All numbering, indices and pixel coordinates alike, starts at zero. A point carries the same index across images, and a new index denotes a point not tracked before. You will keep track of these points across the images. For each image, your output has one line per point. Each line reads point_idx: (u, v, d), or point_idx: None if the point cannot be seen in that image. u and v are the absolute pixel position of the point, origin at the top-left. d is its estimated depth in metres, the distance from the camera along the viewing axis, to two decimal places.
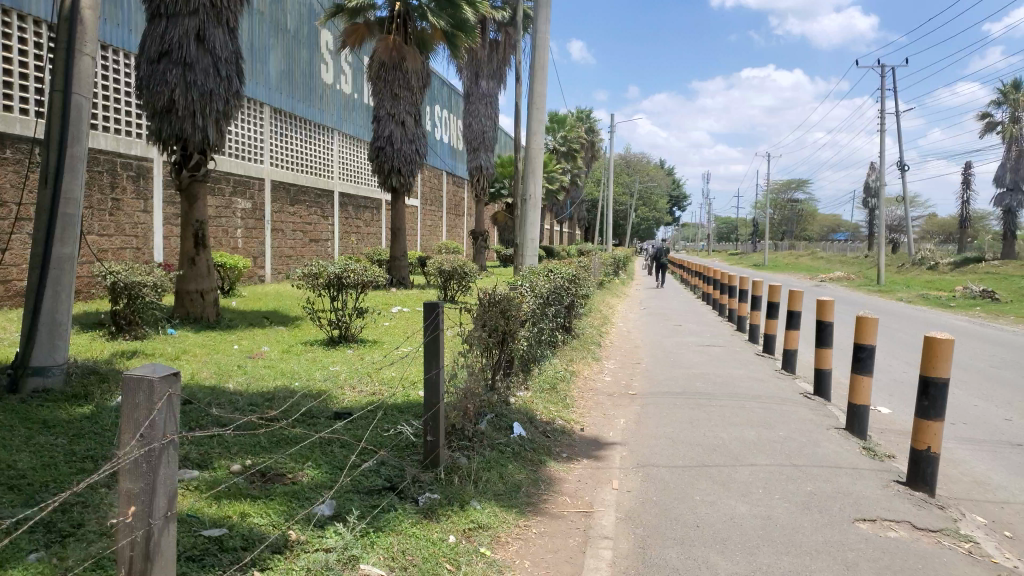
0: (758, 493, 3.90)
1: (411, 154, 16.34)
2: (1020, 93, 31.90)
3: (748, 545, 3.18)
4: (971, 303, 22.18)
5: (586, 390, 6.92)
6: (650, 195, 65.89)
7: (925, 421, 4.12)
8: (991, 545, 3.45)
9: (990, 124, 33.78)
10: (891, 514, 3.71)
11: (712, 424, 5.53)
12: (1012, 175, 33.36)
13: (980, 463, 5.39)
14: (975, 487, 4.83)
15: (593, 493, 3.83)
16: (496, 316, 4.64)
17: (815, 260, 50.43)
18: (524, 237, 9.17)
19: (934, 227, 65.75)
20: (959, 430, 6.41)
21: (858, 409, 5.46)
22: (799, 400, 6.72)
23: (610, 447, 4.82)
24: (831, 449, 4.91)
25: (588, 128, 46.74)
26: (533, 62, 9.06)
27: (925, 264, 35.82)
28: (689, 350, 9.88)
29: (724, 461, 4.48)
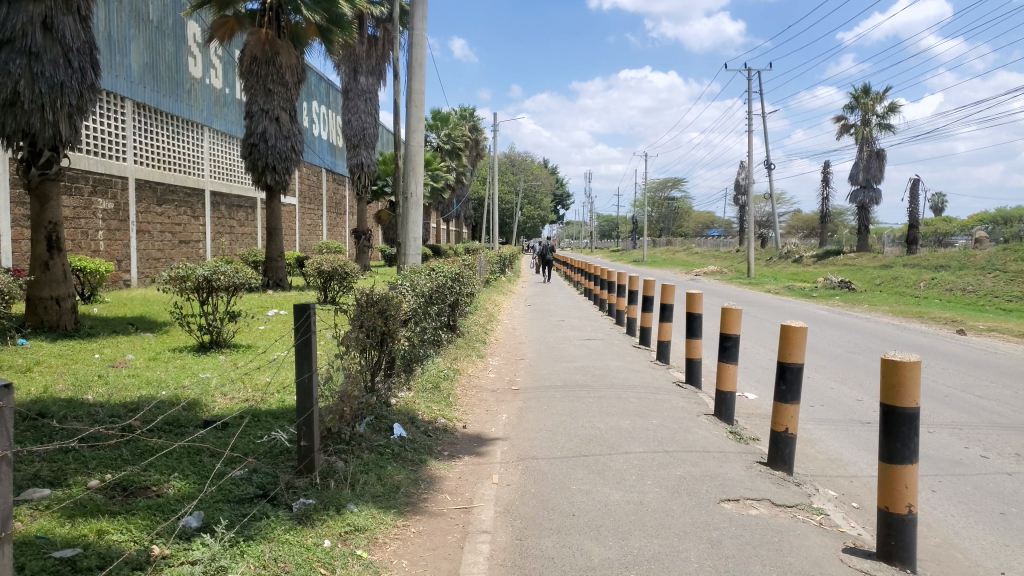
0: (631, 479, 4.06)
1: (286, 151, 15.84)
2: (869, 98, 34.52)
3: (620, 531, 3.31)
4: (831, 294, 23.83)
5: (470, 387, 6.97)
6: (535, 194, 66.98)
7: (782, 405, 4.38)
8: (838, 517, 3.75)
9: (845, 126, 36.39)
10: (753, 493, 3.96)
11: (590, 415, 5.71)
12: (864, 174, 36.10)
13: (833, 441, 5.83)
14: (829, 464, 5.21)
15: (474, 489, 3.87)
16: (374, 317, 4.59)
17: (692, 255, 52.90)
18: (406, 236, 9.11)
19: (797, 223, 70.16)
20: (816, 411, 6.90)
21: (725, 395, 5.77)
22: (672, 389, 7.02)
23: (491, 442, 4.89)
24: (701, 434, 5.18)
25: (472, 126, 47.03)
26: (410, 59, 9.02)
27: (791, 258, 38.27)
28: (570, 344, 10.11)
29: (601, 450, 4.64)
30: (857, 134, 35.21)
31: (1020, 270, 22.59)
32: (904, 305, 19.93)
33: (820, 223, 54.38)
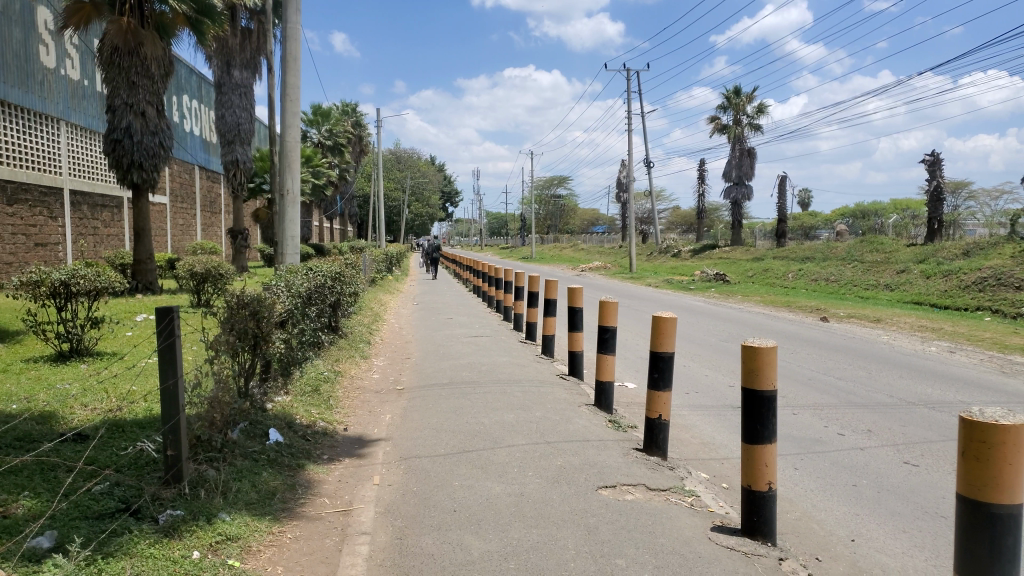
0: (512, 472, 4.12)
1: (154, 147, 15.05)
2: (740, 99, 36.32)
3: (501, 523, 3.35)
4: (708, 286, 24.97)
5: (353, 389, 6.86)
6: (422, 191, 66.61)
7: (656, 393, 4.55)
8: (708, 498, 3.96)
9: (718, 125, 38.15)
10: (629, 479, 4.10)
11: (475, 411, 5.75)
12: (736, 171, 37.98)
13: (706, 426, 6.13)
14: (702, 447, 5.47)
15: (354, 491, 3.82)
16: (246, 319, 4.43)
17: (578, 251, 54.18)
18: (284, 235, 8.85)
19: (676, 219, 73.05)
20: (692, 398, 7.22)
21: (604, 385, 5.95)
22: (556, 382, 7.17)
23: (373, 444, 4.84)
24: (582, 424, 5.33)
25: (355, 122, 46.25)
26: (284, 54, 8.76)
27: (670, 253, 39.90)
28: (457, 341, 10.12)
29: (484, 445, 4.69)
30: (730, 133, 37.03)
31: (875, 261, 24.47)
32: (774, 295, 21.15)
33: (699, 219, 56.86)
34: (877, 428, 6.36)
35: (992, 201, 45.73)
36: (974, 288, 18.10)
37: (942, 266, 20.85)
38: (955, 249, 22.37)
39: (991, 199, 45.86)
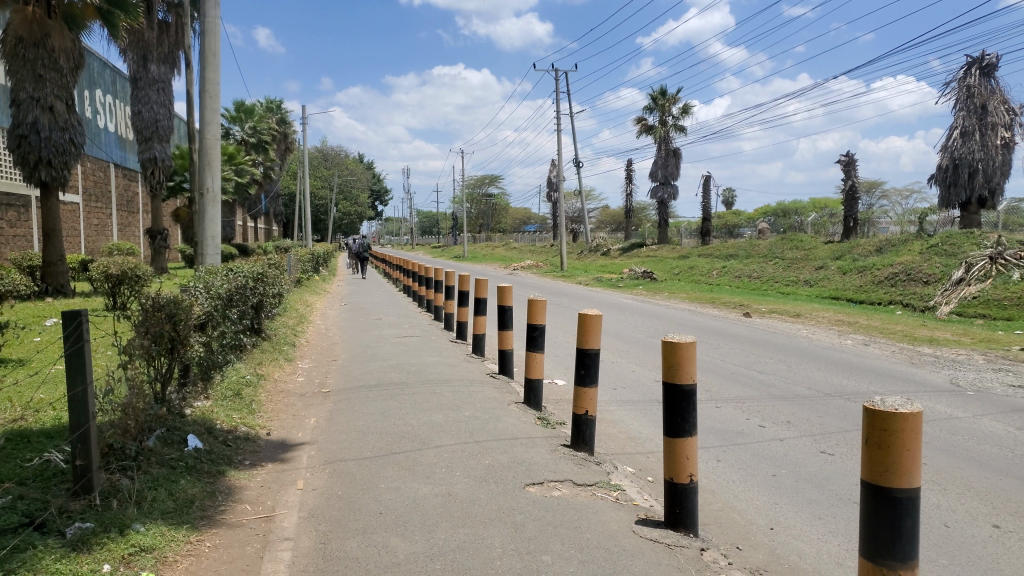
0: (440, 472, 4.10)
1: (63, 143, 14.38)
2: (665, 100, 37.07)
3: (427, 524, 3.34)
4: (636, 283, 25.39)
5: (277, 392, 6.70)
6: (350, 190, 65.68)
7: (583, 389, 4.61)
8: (633, 492, 4.03)
9: (645, 125, 38.83)
10: (556, 475, 4.14)
11: (403, 412, 5.70)
12: (662, 171, 38.75)
13: (633, 421, 6.24)
14: (628, 442, 5.57)
15: (276, 496, 3.74)
16: (162, 322, 4.29)
17: (509, 250, 54.37)
18: (203, 235, 8.59)
19: (605, 217, 74.07)
20: (619, 393, 7.34)
21: (533, 383, 5.99)
22: (486, 381, 7.18)
23: (297, 447, 4.75)
24: (510, 422, 5.35)
25: (280, 119, 45.23)
26: (203, 49, 8.49)
27: (600, 252, 40.48)
28: (386, 342, 10.01)
29: (411, 446, 4.66)
30: (656, 133, 37.77)
31: (795, 258, 25.37)
32: (699, 292, 21.67)
33: (627, 218, 57.77)
34: (795, 419, 6.59)
35: (902, 200, 47.99)
36: (886, 283, 18.97)
37: (857, 263, 21.75)
38: (868, 245, 23.38)
39: (902, 197, 48.11)
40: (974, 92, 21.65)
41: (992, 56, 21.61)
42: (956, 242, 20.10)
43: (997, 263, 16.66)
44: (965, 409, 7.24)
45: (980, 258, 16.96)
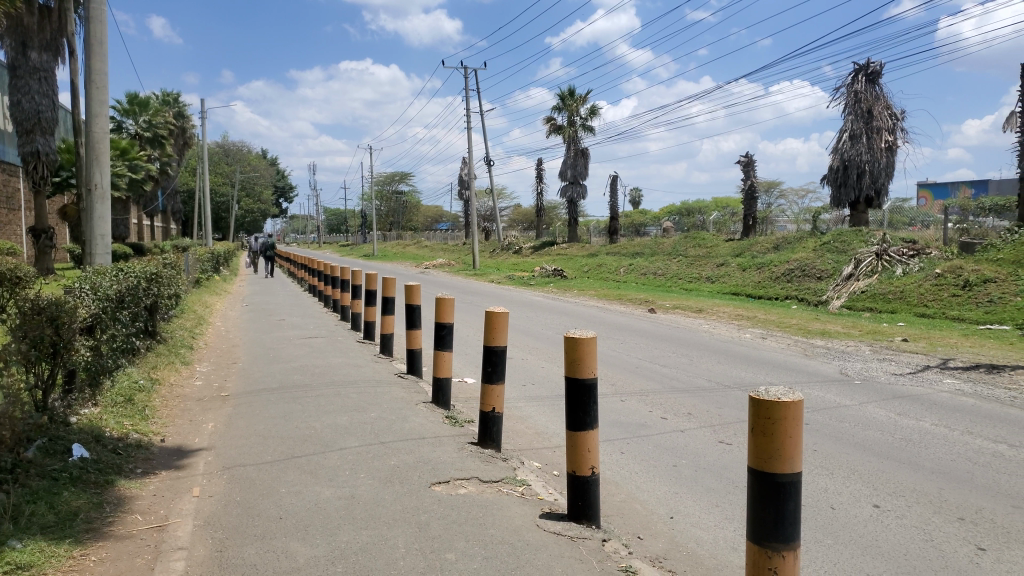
0: (343, 475, 4.04)
1: None
2: (573, 100, 37.64)
3: (329, 527, 3.29)
4: (547, 281, 25.65)
5: (172, 398, 6.43)
6: (252, 186, 63.67)
7: (490, 387, 4.63)
8: (537, 487, 4.08)
9: (553, 125, 39.31)
10: (461, 473, 4.14)
11: (305, 415, 5.57)
12: (572, 170, 39.30)
13: (540, 417, 6.32)
14: (535, 438, 5.63)
15: (169, 505, 3.59)
16: (42, 326, 4.06)
17: (421, 249, 54.03)
18: (91, 233, 8.16)
19: (517, 216, 74.51)
20: (527, 390, 7.41)
21: (441, 382, 5.97)
22: (393, 381, 7.12)
23: (194, 454, 4.58)
24: (417, 422, 5.32)
25: (177, 113, 43.38)
26: (88, 37, 8.05)
27: (512, 250, 40.80)
28: (289, 344, 9.76)
29: (314, 449, 4.56)
30: (565, 133, 38.29)
31: (697, 255, 26.27)
32: (607, 289, 22.11)
33: (538, 217, 58.38)
34: (695, 411, 6.83)
35: (798, 199, 50.37)
36: (782, 278, 19.87)
37: (755, 260, 22.71)
38: (766, 243, 24.42)
39: (798, 196, 50.50)
40: (861, 97, 23.07)
41: (876, 64, 23.14)
42: (845, 239, 21.26)
43: (882, 259, 17.73)
44: (852, 397, 7.68)
45: (867, 254, 18.00)
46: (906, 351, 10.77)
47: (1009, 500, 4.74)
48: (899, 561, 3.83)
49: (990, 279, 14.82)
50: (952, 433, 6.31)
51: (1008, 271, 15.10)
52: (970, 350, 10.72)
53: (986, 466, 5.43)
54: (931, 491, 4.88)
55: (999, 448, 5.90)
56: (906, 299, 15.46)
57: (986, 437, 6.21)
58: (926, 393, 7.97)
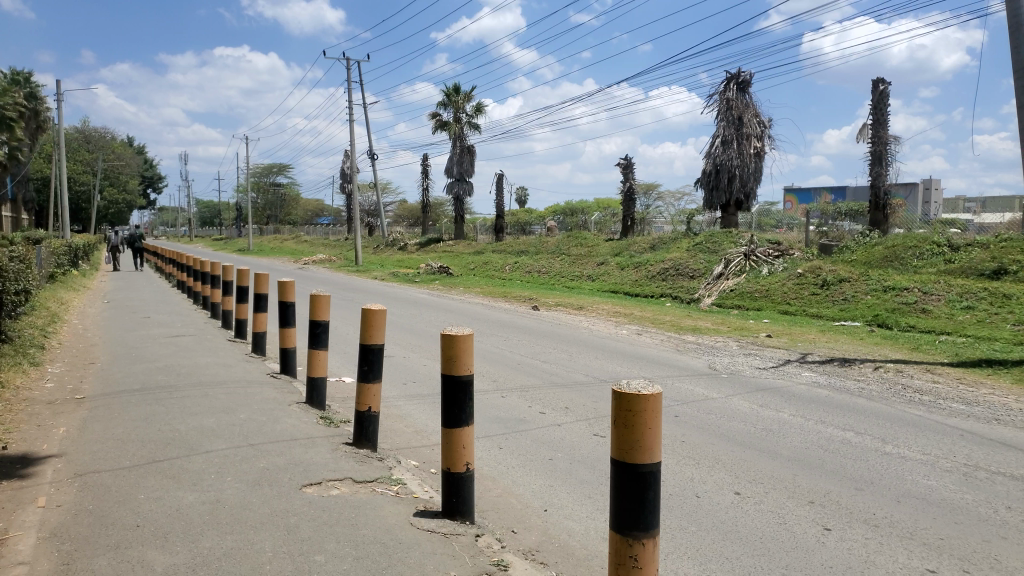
0: (208, 479, 3.87)
1: None
2: (459, 97, 37.58)
3: (191, 533, 3.14)
4: (432, 278, 25.46)
5: (17, 402, 5.94)
6: (116, 175, 59.73)
7: (366, 385, 4.56)
8: (413, 485, 4.06)
9: (439, 121, 39.12)
10: (334, 474, 4.06)
11: (169, 417, 5.29)
12: (458, 167, 39.24)
13: (419, 415, 6.29)
14: (413, 436, 5.59)
15: (11, 518, 3.32)
16: None
17: (301, 244, 52.54)
18: None
19: (402, 211, 73.75)
20: (407, 388, 7.35)
21: (315, 381, 5.83)
22: (265, 380, 6.89)
23: (41, 462, 4.25)
24: (290, 423, 5.17)
25: (29, 94, 40.05)
26: None
27: (396, 246, 40.50)
28: (153, 343, 9.23)
29: (177, 453, 4.35)
30: (450, 130, 38.22)
31: (579, 254, 26.92)
32: (492, 287, 22.22)
33: (424, 214, 58.01)
34: (573, 405, 6.99)
35: (674, 201, 52.43)
36: (658, 277, 20.67)
37: (633, 259, 23.51)
38: (643, 243, 25.32)
39: (675, 198, 52.63)
40: (732, 105, 24.37)
41: (746, 74, 24.46)
42: (716, 240, 22.35)
43: (750, 260, 18.77)
44: (718, 390, 8.09)
45: (736, 255, 18.98)
46: (770, 346, 11.43)
47: (853, 483, 5.14)
48: (755, 544, 4.07)
49: (844, 279, 15.96)
50: (807, 422, 6.77)
51: (860, 271, 16.33)
52: (826, 345, 11.52)
53: (835, 452, 5.85)
54: (787, 477, 5.22)
55: (846, 435, 6.39)
56: (771, 297, 16.42)
57: (836, 425, 6.70)
58: (787, 385, 8.52)
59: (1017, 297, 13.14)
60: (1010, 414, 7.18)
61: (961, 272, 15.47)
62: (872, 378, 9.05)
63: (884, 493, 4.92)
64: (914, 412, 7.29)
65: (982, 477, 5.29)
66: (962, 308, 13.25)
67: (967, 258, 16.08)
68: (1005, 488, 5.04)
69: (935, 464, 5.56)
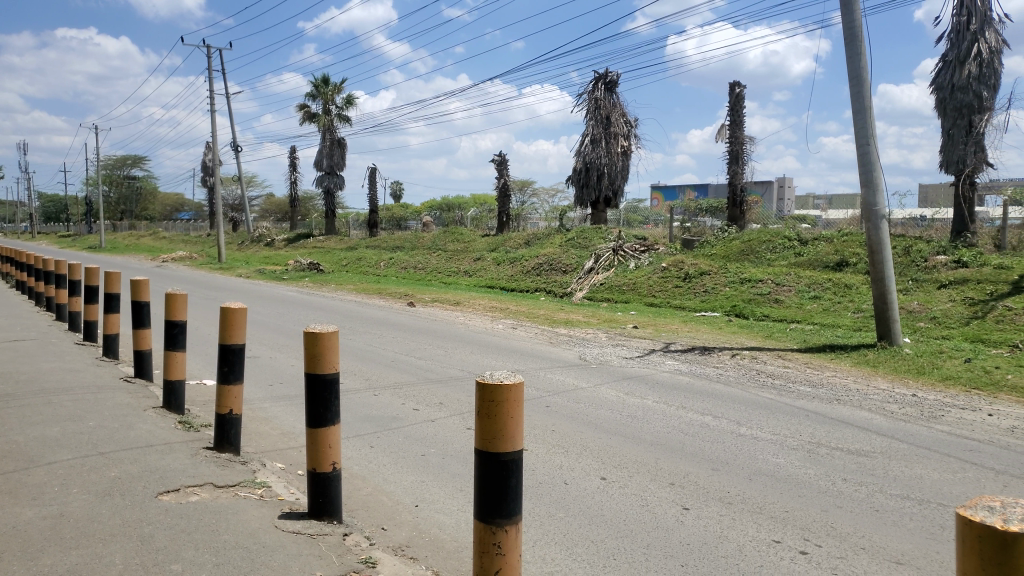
0: (51, 492, 3.61)
1: None
2: (328, 89, 36.64)
3: (30, 551, 2.93)
4: (302, 275, 24.69)
5: None
6: None
7: (227, 387, 4.39)
8: (278, 487, 3.96)
9: (307, 113, 37.99)
10: (193, 480, 3.89)
11: (4, 428, 4.88)
12: (328, 160, 38.29)
13: (286, 416, 6.12)
14: (280, 438, 5.44)
15: None
16: None
17: (160, 240, 49.62)
18: None
19: (270, 207, 71.19)
20: (273, 389, 7.12)
21: (173, 385, 5.55)
22: (118, 385, 6.47)
23: None
24: (145, 429, 4.90)
25: None
26: None
27: (263, 242, 39.05)
28: None
29: (15, 466, 4.02)
30: (319, 122, 37.19)
31: (454, 249, 26.94)
32: (366, 283, 21.81)
33: (293, 209, 56.19)
34: (446, 400, 7.02)
35: (548, 198, 53.42)
36: (532, 272, 21.02)
37: (508, 255, 23.78)
38: (518, 239, 25.69)
39: (549, 195, 53.77)
40: (600, 104, 25.16)
41: (613, 74, 25.29)
42: (587, 236, 23.02)
43: (618, 255, 19.49)
44: (588, 380, 8.36)
45: (605, 250, 19.63)
46: (637, 337, 11.92)
47: (710, 464, 5.46)
48: (620, 526, 4.26)
49: (705, 272, 16.86)
50: (669, 409, 7.12)
51: (719, 265, 17.29)
52: (687, 335, 12.13)
53: (694, 435, 6.19)
54: (650, 461, 5.47)
55: (705, 419, 6.77)
56: (638, 290, 17.08)
57: (696, 410, 7.08)
58: (653, 374, 8.92)
59: (856, 287, 14.32)
60: (849, 394, 7.85)
61: (809, 264, 16.69)
62: (729, 364, 9.62)
63: (737, 472, 5.26)
64: (765, 395, 7.83)
65: (823, 452, 5.76)
66: (809, 298, 14.30)
67: (814, 251, 17.37)
68: (842, 461, 5.51)
69: (784, 443, 6.00)
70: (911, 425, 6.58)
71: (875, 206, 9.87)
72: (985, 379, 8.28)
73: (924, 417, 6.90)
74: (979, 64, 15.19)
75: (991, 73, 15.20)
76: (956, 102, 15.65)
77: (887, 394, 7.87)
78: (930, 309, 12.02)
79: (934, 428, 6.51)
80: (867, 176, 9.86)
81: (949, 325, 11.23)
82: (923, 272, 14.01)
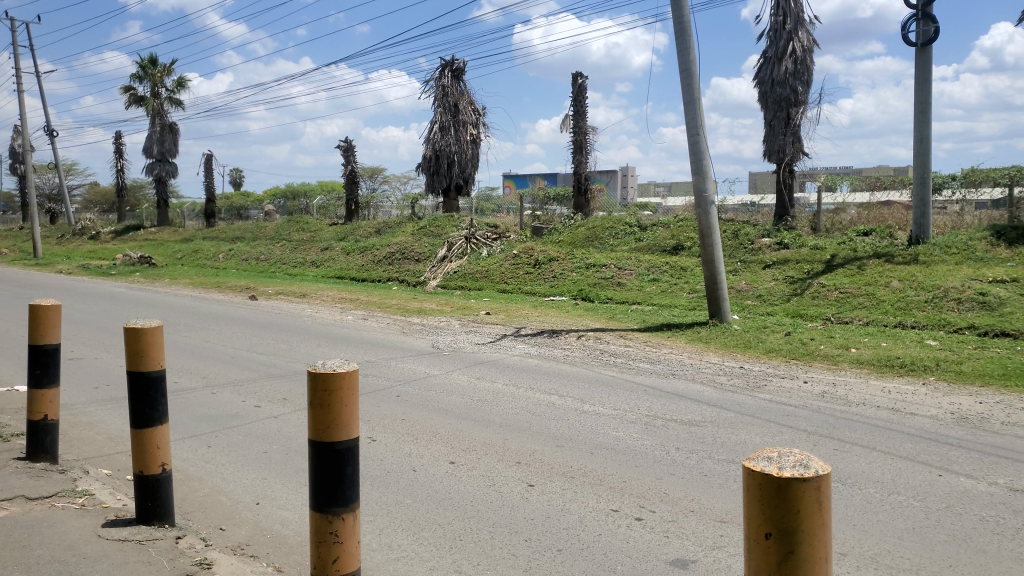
0: None
1: None
2: (156, 70, 34.18)
3: None
4: (133, 270, 23.01)
5: None
6: None
7: (40, 390, 4.05)
8: (103, 494, 3.72)
9: (133, 95, 35.28)
10: (0, 494, 3.56)
11: None
12: (158, 147, 35.79)
13: (112, 420, 5.72)
14: (106, 443, 5.08)
15: None
16: None
17: None
18: None
19: (93, 197, 65.69)
20: (98, 392, 6.61)
21: None
22: None
23: None
24: None
25: None
26: None
27: (87, 235, 36.01)
28: None
29: None
30: (148, 106, 34.61)
31: (300, 239, 26.07)
32: (206, 277, 20.67)
33: (122, 200, 52.15)
34: (289, 395, 6.82)
35: (399, 185, 52.78)
36: (384, 261, 20.74)
37: (357, 244, 23.33)
38: (368, 228, 25.26)
39: (400, 183, 53.18)
40: (448, 91, 25.17)
41: (460, 62, 25.36)
42: (439, 224, 23.01)
43: (470, 243, 19.63)
44: (440, 367, 8.41)
45: (457, 237, 19.72)
46: (489, 323, 12.10)
47: (555, 441, 5.67)
48: (467, 508, 4.34)
49: (553, 258, 17.34)
50: (518, 391, 7.30)
51: (566, 251, 17.84)
52: (537, 319, 12.47)
53: (541, 415, 6.41)
54: (499, 443, 5.61)
55: (552, 398, 7.01)
56: (490, 277, 17.31)
57: (543, 391, 7.30)
58: (504, 358, 9.11)
59: (690, 268, 15.26)
60: (683, 369, 8.40)
61: (647, 248, 17.62)
62: (576, 346, 9.98)
63: (580, 447, 5.49)
64: (608, 373, 8.23)
65: (659, 424, 6.12)
66: (649, 281, 15.07)
67: (652, 236, 18.33)
68: (676, 432, 5.90)
69: (624, 418, 6.32)
70: (738, 395, 7.14)
71: (706, 192, 10.56)
72: (801, 350, 9.11)
73: (749, 387, 7.51)
74: (794, 62, 16.57)
75: (804, 69, 16.64)
76: (776, 96, 16.93)
77: (718, 367, 8.48)
78: (756, 288, 13.03)
79: (757, 397, 7.09)
80: (698, 164, 10.51)
81: (772, 302, 12.23)
82: (749, 254, 15.16)
